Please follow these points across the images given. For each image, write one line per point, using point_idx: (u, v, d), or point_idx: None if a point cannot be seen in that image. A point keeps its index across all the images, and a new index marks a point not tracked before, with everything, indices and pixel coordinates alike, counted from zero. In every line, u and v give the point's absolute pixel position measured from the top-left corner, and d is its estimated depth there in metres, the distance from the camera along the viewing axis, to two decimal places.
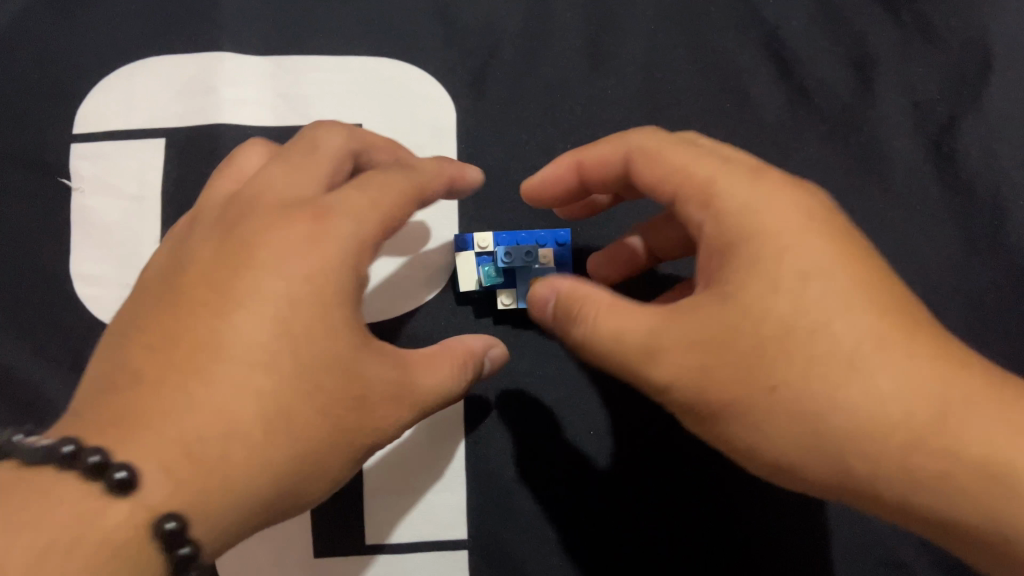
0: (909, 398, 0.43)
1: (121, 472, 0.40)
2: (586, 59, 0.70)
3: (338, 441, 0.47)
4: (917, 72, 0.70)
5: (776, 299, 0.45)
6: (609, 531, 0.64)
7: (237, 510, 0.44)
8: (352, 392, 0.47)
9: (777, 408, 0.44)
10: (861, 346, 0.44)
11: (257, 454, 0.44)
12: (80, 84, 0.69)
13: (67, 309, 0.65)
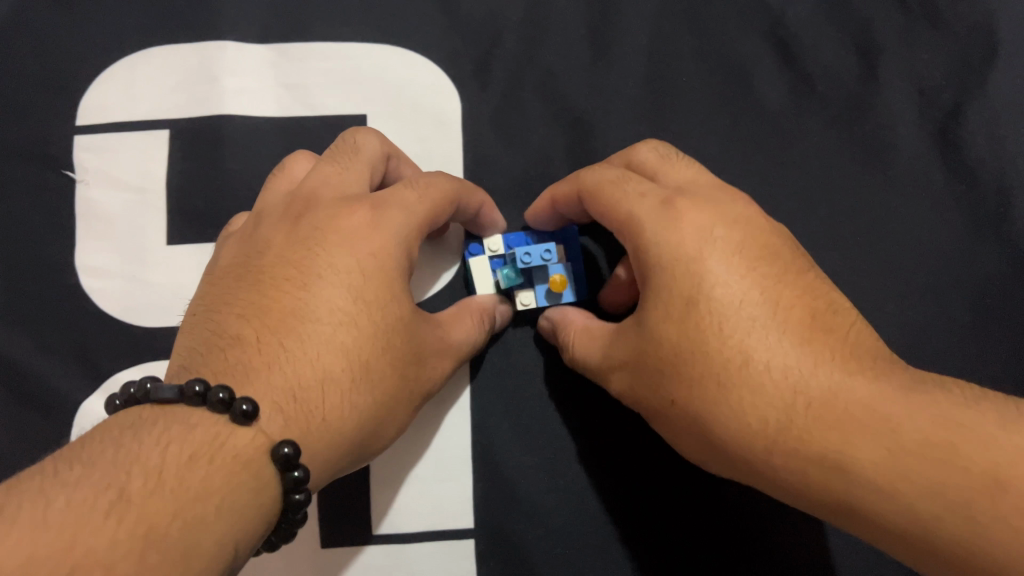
0: (811, 387, 0.45)
1: (249, 406, 0.43)
2: (589, 47, 0.70)
3: (406, 395, 0.51)
4: (922, 58, 0.70)
5: (690, 278, 0.49)
6: (615, 518, 0.62)
7: (333, 456, 0.47)
8: (424, 348, 0.52)
9: (703, 364, 0.48)
10: (774, 346, 0.47)
11: (346, 403, 0.48)
12: (82, 75, 0.69)
13: (73, 301, 0.65)
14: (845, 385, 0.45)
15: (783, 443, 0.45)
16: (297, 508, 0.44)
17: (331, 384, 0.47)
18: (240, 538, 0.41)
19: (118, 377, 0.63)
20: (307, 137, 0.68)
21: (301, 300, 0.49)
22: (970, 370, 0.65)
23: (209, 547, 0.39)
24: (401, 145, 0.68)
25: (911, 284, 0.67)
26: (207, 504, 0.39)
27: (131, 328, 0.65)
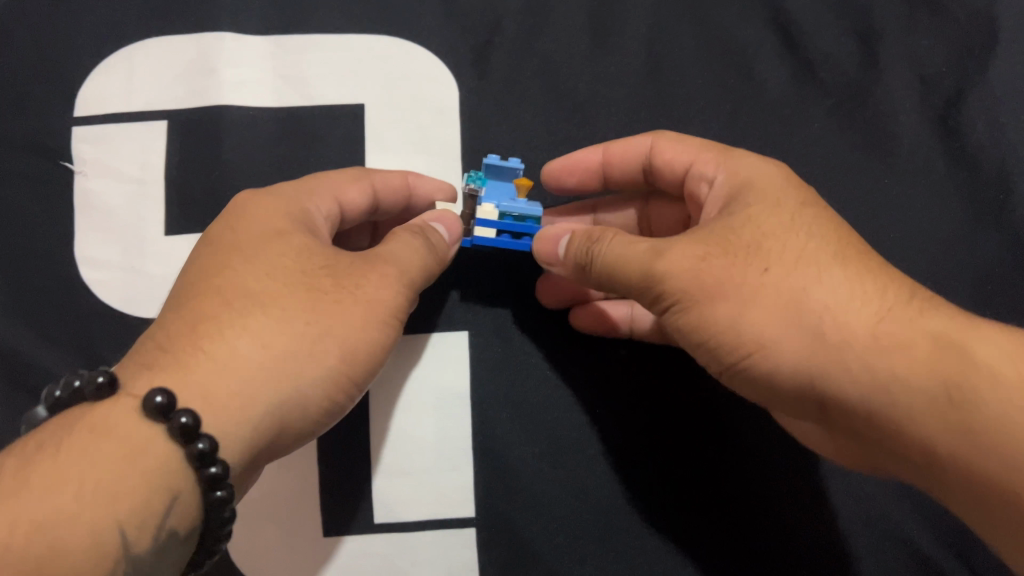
0: (872, 325, 0.48)
1: (162, 399, 0.43)
2: (588, 36, 0.70)
3: (345, 359, 0.49)
4: (922, 45, 0.70)
5: (750, 229, 0.52)
6: (616, 510, 0.63)
7: (257, 420, 0.46)
8: (368, 304, 0.51)
9: (761, 301, 0.48)
10: (831, 288, 0.49)
11: (278, 363, 0.47)
12: (81, 65, 0.69)
13: (73, 292, 0.65)
14: (903, 321, 0.48)
15: (852, 377, 0.47)
16: (214, 484, 0.44)
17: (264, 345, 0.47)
18: (136, 525, 0.41)
19: None
20: (305, 128, 0.68)
21: (233, 277, 0.50)
22: None
23: (103, 534, 0.40)
24: (400, 135, 0.68)
25: (914, 270, 0.66)
26: (90, 497, 0.40)
27: (131, 319, 0.65)
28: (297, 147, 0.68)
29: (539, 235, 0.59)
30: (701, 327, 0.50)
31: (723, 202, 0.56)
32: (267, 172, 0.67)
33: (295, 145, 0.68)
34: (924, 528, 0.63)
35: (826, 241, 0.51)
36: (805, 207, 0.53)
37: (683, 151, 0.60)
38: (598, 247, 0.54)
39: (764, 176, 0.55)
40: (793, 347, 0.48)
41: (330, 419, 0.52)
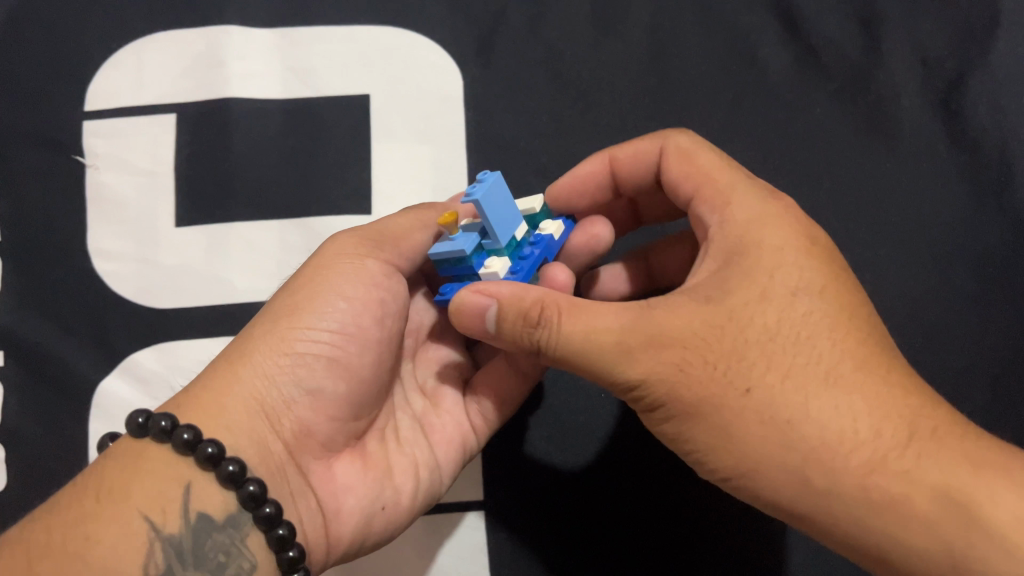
0: (859, 475, 0.41)
1: (141, 417, 0.46)
2: (592, 23, 0.71)
3: (304, 317, 0.51)
4: (924, 29, 0.70)
5: (749, 322, 0.45)
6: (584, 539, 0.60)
7: (229, 411, 0.48)
8: (316, 265, 0.53)
9: (742, 428, 0.43)
10: (822, 422, 0.42)
11: (236, 363, 0.50)
12: (91, 61, 0.70)
13: (88, 284, 0.66)
14: (898, 472, 0.41)
15: (839, 523, 0.42)
16: (215, 461, 0.45)
17: (234, 349, 0.51)
18: (160, 511, 0.43)
19: (137, 357, 0.65)
20: (313, 119, 0.69)
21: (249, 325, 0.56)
22: (972, 337, 0.64)
23: (125, 524, 0.42)
24: (407, 124, 0.69)
25: (915, 253, 0.66)
26: (106, 500, 0.43)
27: (144, 310, 0.66)
28: (305, 140, 0.69)
29: (454, 300, 0.47)
30: (682, 440, 0.45)
31: (713, 265, 0.49)
32: (276, 164, 0.68)
33: (303, 137, 0.69)
34: None
35: (821, 356, 0.44)
36: (801, 295, 0.46)
37: (690, 174, 0.54)
38: (542, 336, 0.45)
39: (774, 248, 0.48)
40: (774, 478, 0.43)
41: (328, 379, 0.50)
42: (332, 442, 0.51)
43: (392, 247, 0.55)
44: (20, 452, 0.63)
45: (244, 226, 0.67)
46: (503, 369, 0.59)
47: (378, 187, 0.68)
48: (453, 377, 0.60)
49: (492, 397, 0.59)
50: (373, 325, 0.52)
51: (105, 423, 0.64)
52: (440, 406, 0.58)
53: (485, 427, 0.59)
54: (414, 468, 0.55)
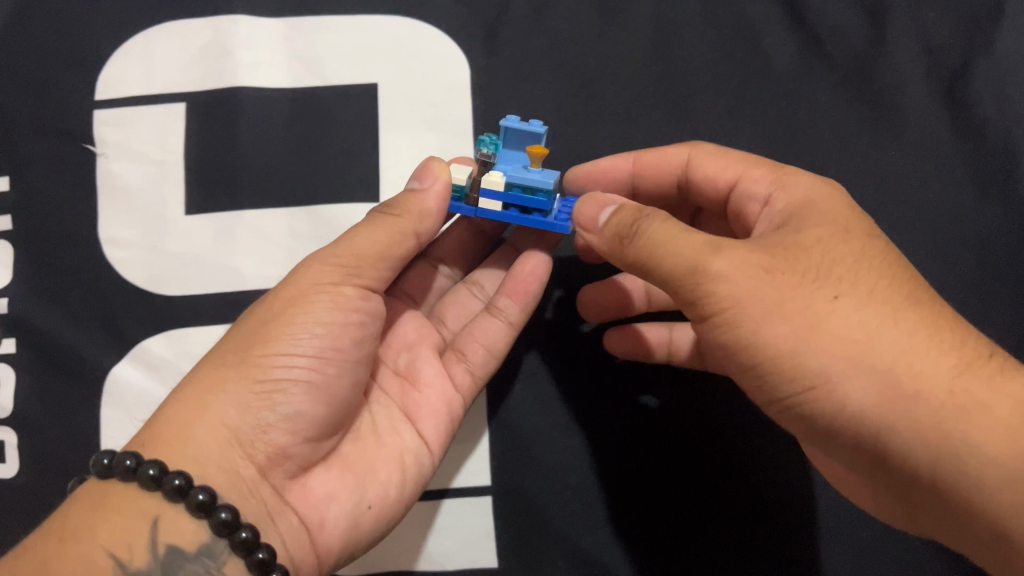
0: (947, 381, 0.43)
1: (105, 458, 0.46)
2: (598, 12, 0.71)
3: (274, 344, 0.49)
4: (929, 17, 0.70)
5: (818, 252, 0.47)
6: (639, 494, 0.62)
7: (196, 440, 0.47)
8: (293, 290, 0.51)
9: (828, 328, 0.44)
10: (906, 335, 0.44)
11: (201, 394, 0.48)
12: (100, 51, 0.71)
13: (99, 272, 0.67)
14: (978, 386, 0.43)
15: (920, 436, 0.42)
16: (184, 492, 0.45)
17: (201, 375, 0.49)
18: (126, 547, 0.43)
19: (146, 344, 0.66)
20: (321, 108, 0.70)
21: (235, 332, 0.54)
22: (975, 324, 0.65)
23: (92, 563, 0.42)
24: (414, 114, 0.69)
25: (921, 240, 0.66)
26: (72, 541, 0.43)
27: (154, 297, 0.67)
28: (313, 129, 0.69)
29: (585, 199, 0.54)
30: (759, 343, 0.45)
31: (779, 219, 0.52)
32: (285, 153, 0.69)
33: (311, 125, 0.69)
34: None
35: (896, 283, 0.46)
36: (875, 241, 0.49)
37: (727, 165, 0.57)
38: (645, 222, 0.48)
39: (841, 207, 0.51)
40: (858, 386, 0.43)
41: (308, 404, 0.49)
42: (310, 458, 0.50)
43: (372, 270, 0.53)
44: (34, 438, 0.65)
45: (253, 214, 0.68)
46: (489, 322, 0.61)
47: (385, 174, 0.68)
48: (424, 350, 0.60)
49: (481, 351, 0.60)
50: (351, 346, 0.51)
51: (119, 410, 0.65)
52: (421, 383, 0.59)
53: (472, 385, 0.60)
54: (400, 460, 0.55)
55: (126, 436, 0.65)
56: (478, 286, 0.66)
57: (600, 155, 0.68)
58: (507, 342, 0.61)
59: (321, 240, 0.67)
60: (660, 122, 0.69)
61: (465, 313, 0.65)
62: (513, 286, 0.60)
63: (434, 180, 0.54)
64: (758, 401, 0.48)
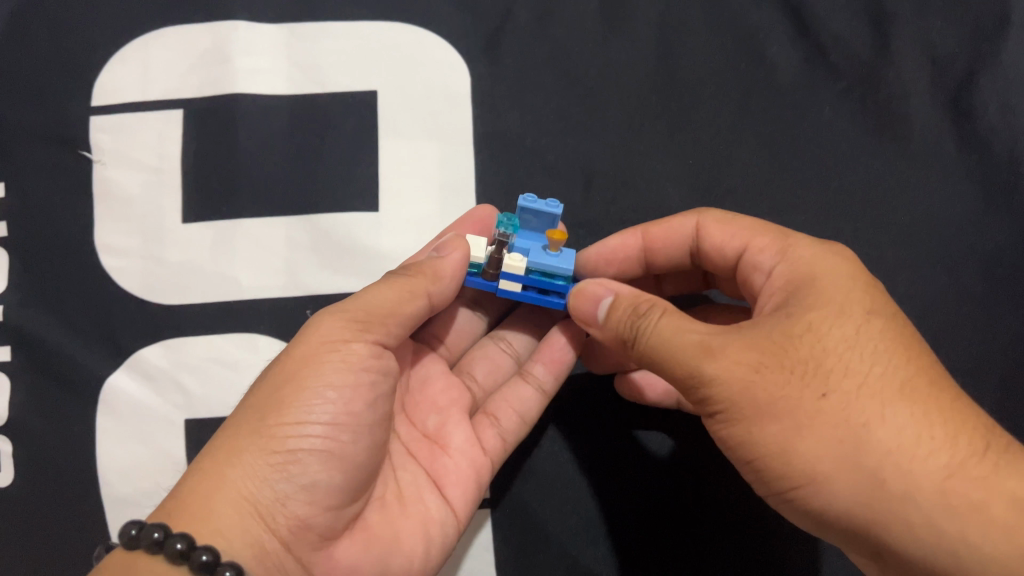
0: (940, 479, 0.41)
1: (133, 528, 0.44)
2: (600, 20, 0.70)
3: (289, 413, 0.47)
4: (934, 27, 0.70)
5: (811, 342, 0.45)
6: (645, 543, 0.61)
7: (219, 514, 0.45)
8: (306, 353, 0.49)
9: (818, 429, 0.42)
10: (896, 431, 0.42)
11: (220, 465, 0.46)
12: (97, 57, 0.70)
13: (96, 281, 0.67)
14: (976, 480, 0.42)
15: (916, 534, 0.41)
16: (212, 568, 0.43)
17: (216, 450, 0.47)
18: None
19: (143, 353, 0.66)
20: (320, 116, 0.69)
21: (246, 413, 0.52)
22: (980, 338, 0.64)
23: None
24: (414, 122, 0.68)
25: (924, 254, 0.66)
26: None
27: (150, 306, 0.66)
28: (311, 137, 0.68)
29: (578, 288, 0.53)
30: (754, 443, 0.44)
31: (780, 296, 0.50)
32: (283, 161, 0.68)
33: (309, 134, 0.69)
34: None
35: (896, 367, 0.44)
36: (874, 316, 0.47)
37: (738, 233, 0.55)
38: (642, 323, 0.48)
39: (836, 273, 0.49)
40: (847, 488, 0.42)
41: (323, 472, 0.47)
42: (335, 529, 0.48)
43: (382, 326, 0.52)
44: (29, 447, 0.64)
45: (250, 223, 0.67)
46: (520, 392, 0.61)
47: (385, 185, 0.68)
48: (454, 413, 0.59)
49: (512, 417, 0.60)
50: (366, 410, 0.49)
51: (116, 420, 0.65)
52: (447, 446, 0.57)
53: (500, 450, 0.59)
54: (424, 527, 0.53)
55: (122, 448, 0.64)
56: (505, 342, 0.66)
57: (601, 165, 0.68)
58: (539, 410, 0.61)
59: (320, 250, 0.66)
60: (662, 132, 0.68)
61: (494, 370, 0.65)
62: (547, 355, 0.62)
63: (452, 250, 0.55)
64: (761, 491, 0.47)
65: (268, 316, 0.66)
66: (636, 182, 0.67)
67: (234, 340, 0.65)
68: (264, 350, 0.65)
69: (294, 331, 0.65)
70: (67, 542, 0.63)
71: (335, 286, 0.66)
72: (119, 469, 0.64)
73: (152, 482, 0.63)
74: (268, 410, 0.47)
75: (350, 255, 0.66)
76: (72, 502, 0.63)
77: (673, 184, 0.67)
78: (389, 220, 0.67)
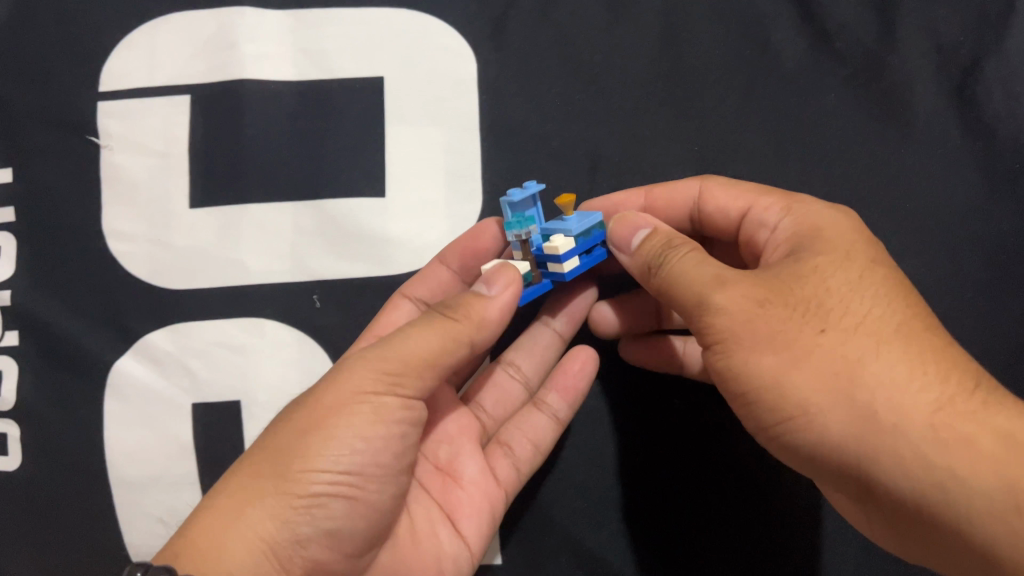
0: (929, 413, 0.42)
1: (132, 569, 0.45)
2: (606, 5, 0.70)
3: (314, 460, 0.47)
4: (940, 14, 0.69)
5: (814, 282, 0.46)
6: (648, 505, 0.62)
7: (231, 553, 0.45)
8: (335, 399, 0.48)
9: (814, 361, 0.43)
10: (889, 366, 0.43)
11: (238, 506, 0.46)
12: (103, 42, 0.70)
13: (104, 266, 0.67)
14: (965, 416, 0.42)
15: (905, 468, 0.42)
16: None
17: (235, 488, 0.47)
18: None
19: (149, 338, 0.66)
20: (326, 102, 0.69)
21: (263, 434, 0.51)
22: (980, 327, 0.65)
23: None
24: (420, 108, 0.69)
25: (928, 241, 0.66)
26: None
27: (158, 290, 0.67)
28: (318, 123, 0.69)
29: (623, 218, 0.55)
30: (745, 376, 0.45)
31: (787, 247, 0.51)
32: (290, 147, 0.68)
33: (315, 120, 0.69)
34: None
35: (895, 312, 0.46)
36: (878, 264, 0.48)
37: (739, 195, 0.57)
38: (671, 254, 0.49)
39: (838, 228, 0.50)
40: (840, 418, 0.42)
41: (346, 519, 0.48)
42: (348, 571, 0.49)
43: (415, 375, 0.49)
44: (39, 430, 0.65)
45: (257, 208, 0.67)
46: (534, 421, 0.61)
47: (392, 171, 0.68)
48: (466, 445, 0.59)
49: (527, 446, 0.61)
50: (391, 461, 0.49)
51: (125, 404, 0.65)
52: (461, 478, 0.57)
53: (515, 480, 0.60)
54: (438, 562, 0.54)
55: (130, 431, 0.65)
56: (514, 367, 0.65)
57: (606, 152, 0.68)
58: (554, 440, 0.61)
59: (326, 235, 0.67)
60: (667, 119, 0.68)
61: (503, 395, 0.65)
62: (561, 382, 0.61)
63: (502, 289, 0.52)
64: (749, 426, 0.47)
65: (276, 301, 0.66)
66: (641, 169, 0.68)
67: (240, 325, 0.66)
68: (271, 334, 0.66)
69: (301, 316, 0.66)
70: (82, 524, 0.64)
71: (342, 272, 0.66)
72: (128, 453, 0.65)
73: (161, 464, 0.65)
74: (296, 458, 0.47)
75: (356, 241, 0.67)
76: (84, 484, 0.64)
77: (678, 170, 0.68)
78: (395, 206, 0.67)
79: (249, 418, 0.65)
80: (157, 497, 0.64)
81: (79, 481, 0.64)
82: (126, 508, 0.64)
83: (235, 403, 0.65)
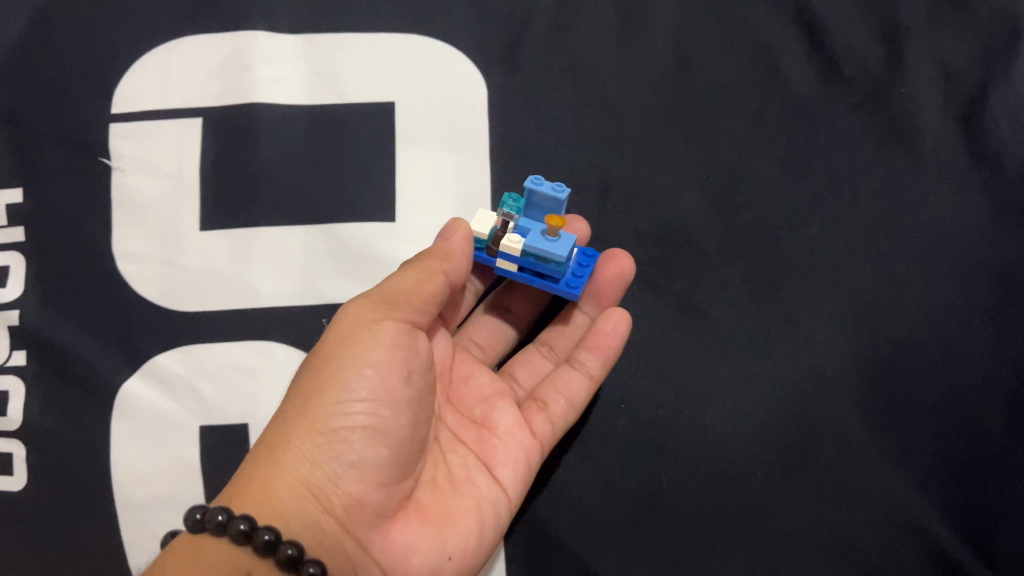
0: None
1: (198, 513, 0.47)
2: (615, 32, 0.71)
3: (331, 395, 0.50)
4: (946, 42, 0.70)
5: None
6: (651, 537, 0.62)
7: (279, 498, 0.49)
8: (337, 338, 0.52)
9: None
10: None
11: (275, 452, 0.50)
12: (115, 64, 0.70)
13: (114, 288, 0.67)
14: None
15: None
16: (274, 547, 0.47)
17: (271, 435, 0.51)
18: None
19: (158, 359, 0.66)
20: (337, 125, 0.69)
21: None
22: (990, 355, 0.65)
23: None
24: (431, 132, 0.69)
25: (936, 268, 0.67)
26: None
27: (168, 311, 0.67)
28: (329, 145, 0.69)
29: None
30: None
31: None
32: (301, 168, 0.69)
33: (327, 142, 0.69)
34: (934, 519, 0.62)
35: None
36: None
37: None
38: None
39: None
40: None
41: (369, 449, 0.50)
42: (388, 506, 0.51)
43: (406, 304, 0.54)
44: (46, 451, 0.65)
45: (267, 230, 0.68)
46: (561, 380, 0.63)
47: (402, 194, 0.68)
48: (500, 401, 0.61)
49: (562, 402, 0.62)
50: (402, 384, 0.51)
51: (133, 425, 0.65)
52: (497, 429, 0.59)
53: (550, 433, 0.61)
54: (479, 507, 0.55)
55: (137, 452, 0.65)
56: (548, 347, 0.67)
57: (616, 176, 0.68)
58: (587, 396, 0.62)
59: (337, 258, 0.67)
60: (676, 145, 0.69)
61: (537, 371, 0.67)
62: (596, 343, 0.62)
63: (455, 232, 0.58)
64: None
65: (286, 325, 0.66)
66: (651, 195, 0.68)
67: (251, 348, 0.66)
68: (280, 357, 0.66)
69: (311, 339, 0.66)
70: (88, 546, 0.64)
71: (352, 295, 0.66)
72: (136, 474, 0.64)
73: (167, 485, 0.64)
74: (308, 398, 0.51)
75: (367, 264, 0.67)
76: (90, 507, 0.64)
77: (686, 196, 0.68)
78: (406, 229, 0.67)
79: (255, 439, 0.64)
80: (163, 519, 0.64)
81: (85, 504, 0.64)
82: (132, 530, 0.64)
83: (243, 425, 0.65)
